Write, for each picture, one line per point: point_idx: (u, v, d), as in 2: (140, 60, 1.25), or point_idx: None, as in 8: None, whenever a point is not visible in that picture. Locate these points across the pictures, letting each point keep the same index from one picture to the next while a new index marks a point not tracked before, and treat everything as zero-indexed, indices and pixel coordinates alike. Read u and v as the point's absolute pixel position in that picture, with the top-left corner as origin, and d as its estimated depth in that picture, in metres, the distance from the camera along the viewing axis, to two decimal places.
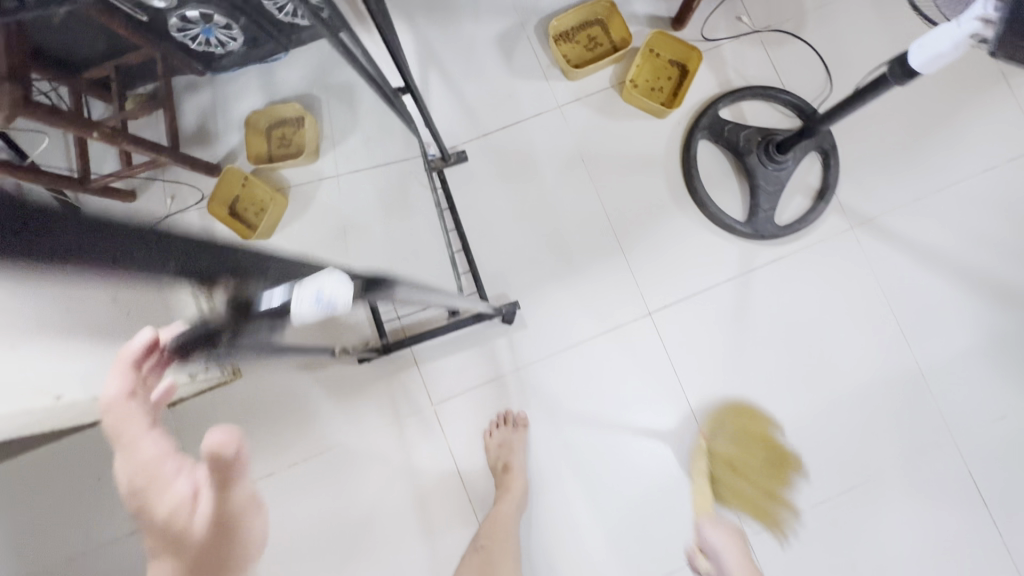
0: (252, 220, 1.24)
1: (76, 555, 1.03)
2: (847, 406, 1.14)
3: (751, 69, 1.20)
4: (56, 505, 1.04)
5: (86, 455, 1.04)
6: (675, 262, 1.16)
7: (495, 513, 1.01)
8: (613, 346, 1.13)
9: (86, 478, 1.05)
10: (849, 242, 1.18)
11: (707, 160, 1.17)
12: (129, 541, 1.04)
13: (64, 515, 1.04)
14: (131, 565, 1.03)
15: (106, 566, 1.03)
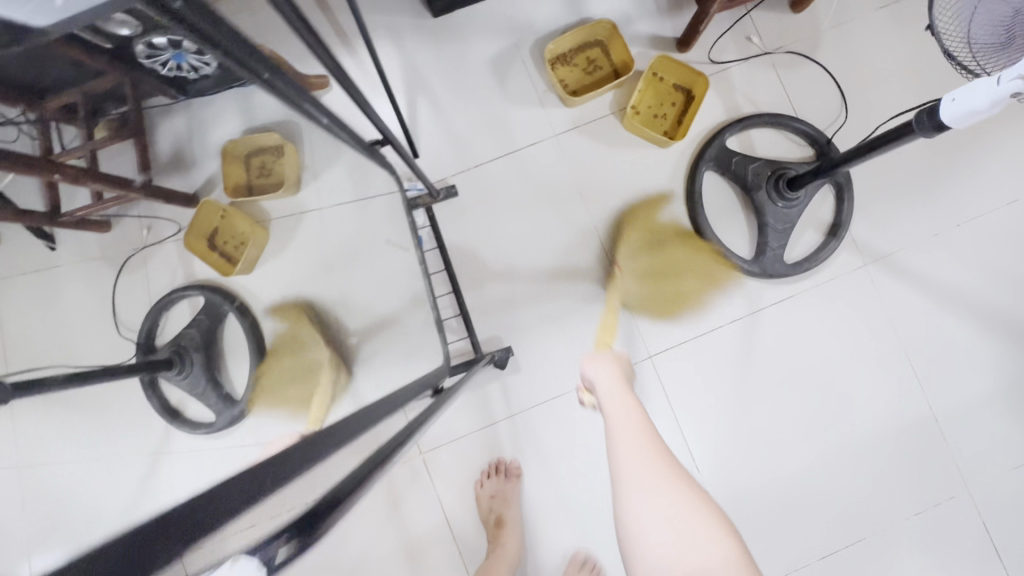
0: (232, 252, 1.21)
1: None
2: (857, 455, 1.09)
3: (761, 94, 1.13)
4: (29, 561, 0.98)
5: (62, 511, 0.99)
6: (678, 303, 1.09)
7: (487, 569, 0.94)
8: None
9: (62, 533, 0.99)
10: (863, 280, 1.11)
11: (713, 193, 1.10)
12: None
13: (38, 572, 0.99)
14: None
15: None
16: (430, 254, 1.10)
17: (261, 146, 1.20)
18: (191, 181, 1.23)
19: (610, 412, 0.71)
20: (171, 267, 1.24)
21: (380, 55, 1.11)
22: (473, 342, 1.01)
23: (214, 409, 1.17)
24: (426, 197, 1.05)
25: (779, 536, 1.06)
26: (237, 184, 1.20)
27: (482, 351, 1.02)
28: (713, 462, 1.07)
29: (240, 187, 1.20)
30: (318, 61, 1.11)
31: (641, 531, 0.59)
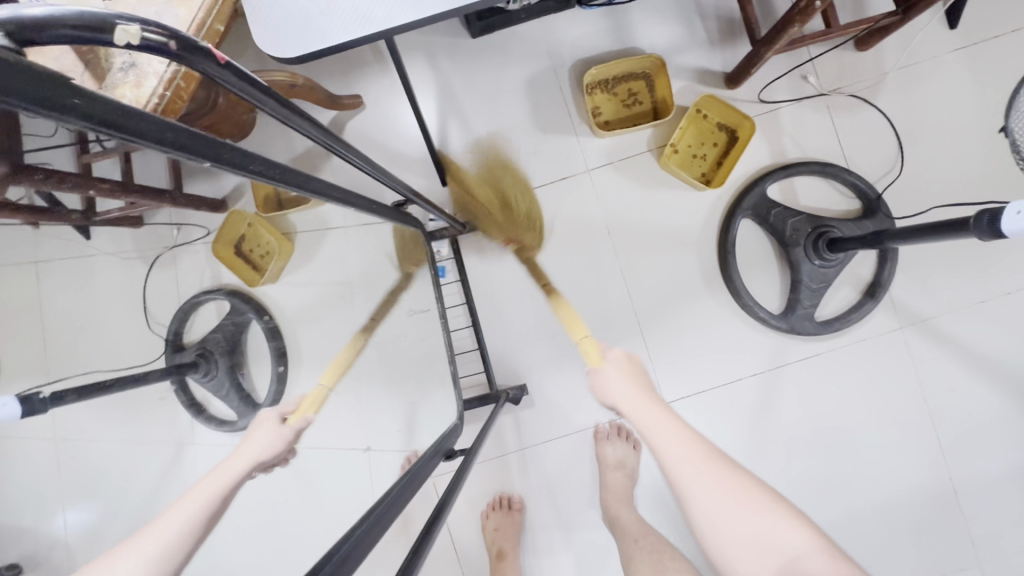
0: (256, 262, 1.26)
1: None
2: (867, 517, 1.08)
3: (811, 140, 1.06)
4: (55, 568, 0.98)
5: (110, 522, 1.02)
6: (699, 350, 1.07)
7: None
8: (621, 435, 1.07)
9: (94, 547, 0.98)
10: (897, 343, 1.07)
11: (747, 242, 1.07)
12: None
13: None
14: None
15: None
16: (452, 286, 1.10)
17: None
18: (221, 188, 1.27)
19: (631, 414, 0.58)
20: (200, 268, 1.25)
21: (415, 76, 1.09)
22: (489, 378, 1.02)
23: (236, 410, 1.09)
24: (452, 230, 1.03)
25: None
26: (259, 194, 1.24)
27: (497, 387, 1.02)
28: None
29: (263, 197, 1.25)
30: (352, 80, 1.09)
31: (714, 532, 0.47)
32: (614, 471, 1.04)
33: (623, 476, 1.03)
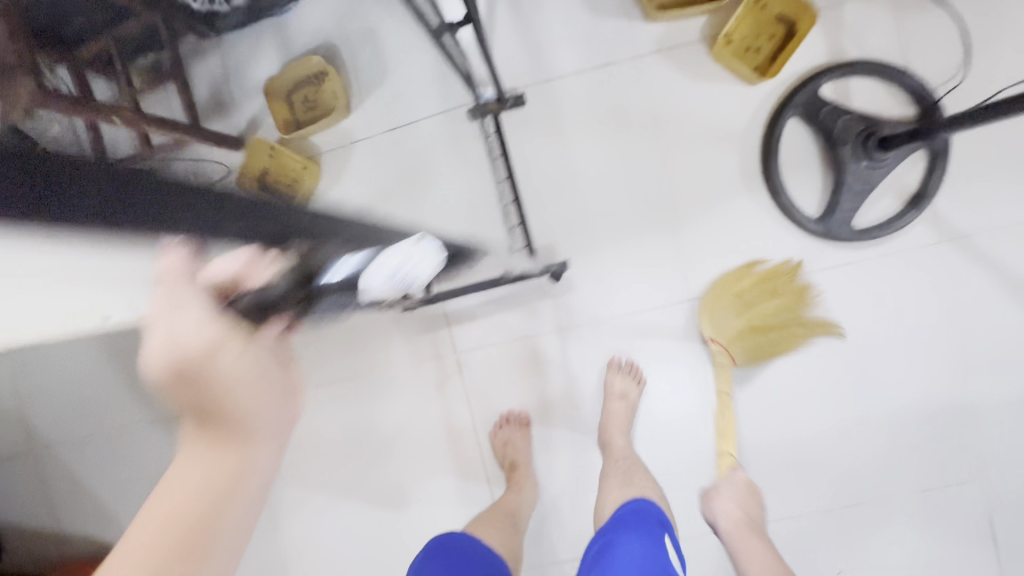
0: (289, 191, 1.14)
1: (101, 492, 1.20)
2: (876, 426, 1.10)
3: (873, 38, 1.02)
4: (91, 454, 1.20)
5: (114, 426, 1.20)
6: (727, 247, 1.08)
7: (499, 501, 1.07)
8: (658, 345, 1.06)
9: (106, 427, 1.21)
10: (931, 257, 1.06)
11: (791, 143, 1.05)
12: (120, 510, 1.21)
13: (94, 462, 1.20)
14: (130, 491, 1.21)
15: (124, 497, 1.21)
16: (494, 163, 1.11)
17: (301, 78, 1.15)
18: (237, 123, 1.19)
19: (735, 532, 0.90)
20: None
21: None
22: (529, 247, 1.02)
23: None
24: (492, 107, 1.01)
25: (779, 486, 1.12)
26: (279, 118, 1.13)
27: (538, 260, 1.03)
28: None
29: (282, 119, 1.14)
30: None
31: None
32: (618, 401, 1.07)
33: (626, 406, 1.06)
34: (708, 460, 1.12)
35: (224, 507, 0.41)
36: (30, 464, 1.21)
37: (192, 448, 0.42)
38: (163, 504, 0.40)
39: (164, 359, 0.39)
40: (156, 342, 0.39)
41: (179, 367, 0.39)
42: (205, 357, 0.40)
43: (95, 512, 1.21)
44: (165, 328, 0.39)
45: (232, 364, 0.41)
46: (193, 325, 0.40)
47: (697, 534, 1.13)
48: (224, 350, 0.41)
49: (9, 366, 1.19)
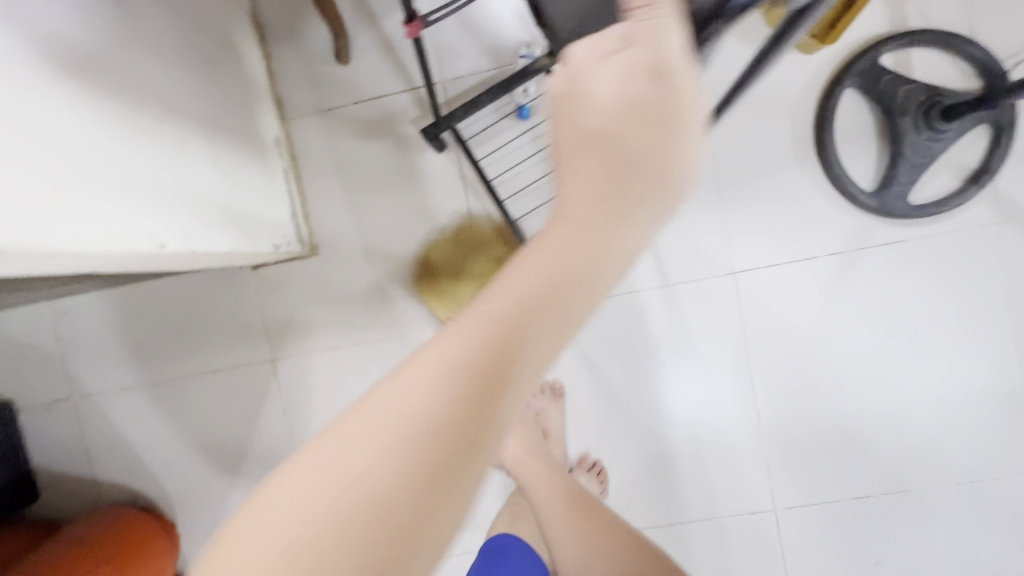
0: (323, 176, 1.14)
1: (133, 441, 1.22)
2: (922, 413, 1.06)
3: (938, 10, 0.99)
4: (125, 406, 1.22)
5: (144, 385, 1.21)
6: (773, 219, 1.05)
7: None
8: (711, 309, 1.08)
9: (136, 380, 1.22)
10: (990, 238, 1.02)
11: (847, 113, 1.02)
12: (149, 462, 1.23)
13: (127, 414, 1.22)
14: (159, 444, 1.22)
15: (151, 450, 1.22)
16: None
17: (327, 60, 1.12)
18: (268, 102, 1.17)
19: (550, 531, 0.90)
20: None
21: None
22: None
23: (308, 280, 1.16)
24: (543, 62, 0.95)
25: (818, 470, 1.08)
26: (307, 101, 1.12)
27: None
28: (772, 387, 1.08)
29: (308, 100, 1.12)
30: None
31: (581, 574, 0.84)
32: None
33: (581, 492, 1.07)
34: (743, 440, 1.09)
35: (591, 271, 0.37)
36: (67, 412, 1.23)
37: (581, 192, 0.39)
38: (551, 240, 0.38)
39: (589, 99, 0.40)
40: (590, 71, 0.40)
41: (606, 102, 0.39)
42: (626, 96, 0.39)
43: (125, 464, 1.23)
44: (599, 66, 0.40)
45: (652, 114, 0.38)
46: (629, 61, 0.39)
47: (730, 516, 1.10)
48: (646, 95, 0.39)
49: (51, 314, 1.21)
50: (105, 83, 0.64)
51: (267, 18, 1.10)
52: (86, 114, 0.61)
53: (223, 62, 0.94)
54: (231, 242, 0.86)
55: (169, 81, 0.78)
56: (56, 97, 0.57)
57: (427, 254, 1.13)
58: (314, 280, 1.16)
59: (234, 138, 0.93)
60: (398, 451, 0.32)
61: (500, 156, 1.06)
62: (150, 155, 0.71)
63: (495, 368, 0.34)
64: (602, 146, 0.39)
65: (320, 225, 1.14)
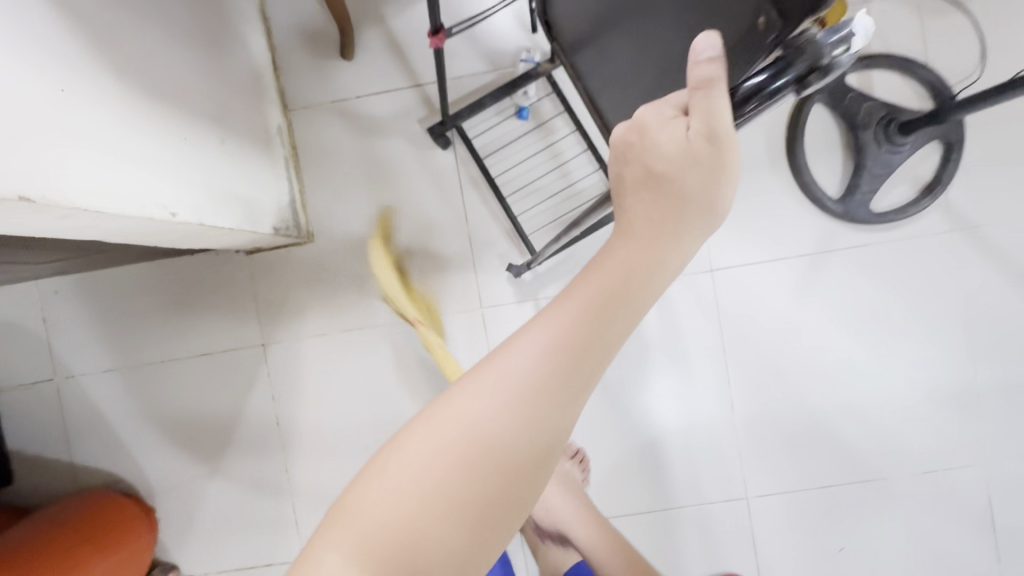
0: (323, 165, 1.16)
1: (117, 425, 1.21)
2: (883, 408, 1.14)
3: (895, 36, 1.09)
4: (110, 389, 1.21)
5: (131, 368, 1.21)
6: (749, 222, 1.13)
7: None
8: (699, 306, 1.14)
9: (125, 363, 1.21)
10: (943, 245, 1.11)
11: (817, 127, 1.11)
12: (131, 446, 1.22)
13: (112, 398, 1.21)
14: (144, 427, 1.21)
15: (134, 434, 1.22)
16: (556, 118, 1.11)
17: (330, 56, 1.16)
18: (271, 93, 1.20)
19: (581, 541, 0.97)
20: None
21: None
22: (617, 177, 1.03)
23: (305, 266, 1.17)
24: (544, 65, 1.02)
25: (789, 459, 1.14)
26: (309, 93, 1.16)
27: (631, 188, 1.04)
28: (747, 380, 1.15)
29: (310, 92, 1.16)
30: None
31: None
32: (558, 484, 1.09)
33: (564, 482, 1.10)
34: (720, 430, 1.15)
35: (650, 295, 0.44)
36: (48, 394, 1.21)
37: (641, 226, 0.44)
38: (616, 265, 0.43)
39: (657, 144, 0.44)
40: (655, 124, 0.45)
41: (670, 155, 0.44)
42: (684, 152, 0.43)
43: (106, 448, 1.22)
44: (665, 120, 0.45)
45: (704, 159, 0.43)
46: (688, 122, 0.44)
47: (707, 504, 1.15)
48: (702, 152, 0.43)
49: (38, 294, 1.20)
50: (116, 55, 0.67)
51: (274, 13, 1.14)
52: (100, 82, 0.63)
53: (231, 50, 0.98)
54: (235, 221, 0.89)
55: (178, 61, 0.81)
56: (73, 63, 0.60)
57: (421, 245, 1.16)
58: (309, 267, 1.17)
59: (239, 122, 0.96)
60: (496, 446, 0.39)
61: (502, 154, 1.12)
62: (162, 127, 0.74)
63: (571, 381, 0.41)
64: (660, 191, 0.44)
65: (317, 213, 1.17)
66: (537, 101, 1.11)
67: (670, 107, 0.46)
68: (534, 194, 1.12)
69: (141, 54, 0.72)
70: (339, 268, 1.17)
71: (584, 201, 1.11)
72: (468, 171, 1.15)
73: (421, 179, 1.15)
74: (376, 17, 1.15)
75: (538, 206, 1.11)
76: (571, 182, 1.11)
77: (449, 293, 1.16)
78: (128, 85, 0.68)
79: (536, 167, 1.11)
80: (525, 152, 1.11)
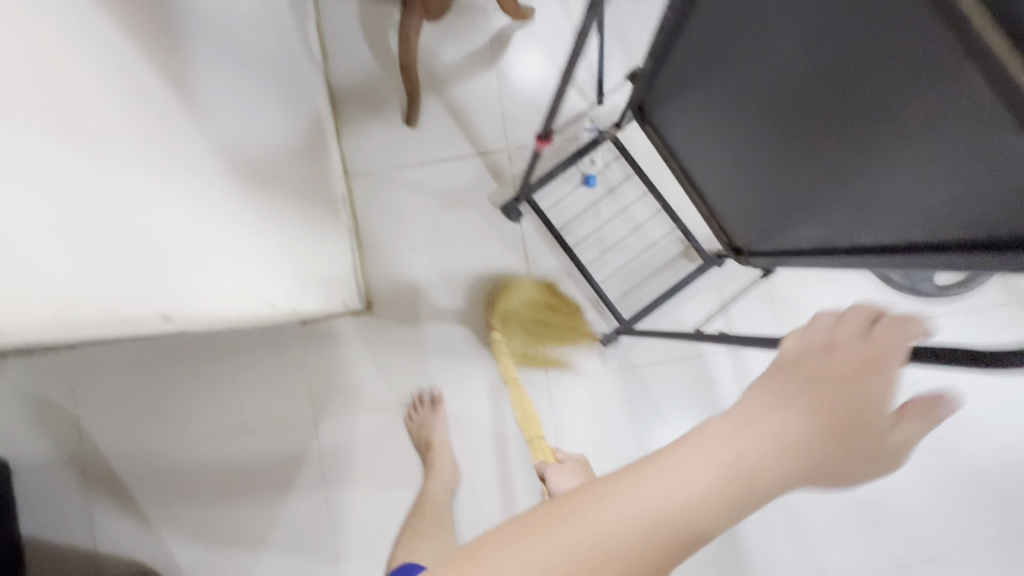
0: (384, 231, 1.14)
1: (148, 506, 1.12)
2: (952, 483, 1.12)
3: None
4: (143, 468, 1.12)
5: (166, 444, 1.13)
6: (816, 292, 1.13)
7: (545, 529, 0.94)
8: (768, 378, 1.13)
9: (160, 439, 1.13)
10: (1005, 318, 1.13)
11: None
12: (163, 530, 1.12)
13: (145, 476, 1.12)
14: (179, 509, 1.12)
15: (167, 517, 1.12)
16: (624, 183, 1.11)
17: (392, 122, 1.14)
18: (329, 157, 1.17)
19: None
20: None
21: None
22: (695, 242, 1.02)
23: (364, 334, 1.13)
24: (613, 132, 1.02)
25: (862, 537, 1.12)
26: (371, 159, 1.14)
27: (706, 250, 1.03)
28: None
29: (371, 158, 1.14)
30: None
31: None
32: None
33: None
34: (790, 506, 1.13)
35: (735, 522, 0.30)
36: (72, 473, 1.12)
37: (781, 436, 0.31)
38: (733, 458, 0.30)
39: (840, 369, 0.33)
40: (852, 347, 0.34)
41: (852, 401, 0.32)
42: (862, 407, 0.32)
43: (134, 534, 1.12)
44: (873, 353, 0.33)
45: (863, 431, 0.31)
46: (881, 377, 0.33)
47: None
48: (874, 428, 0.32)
49: (67, 365, 1.12)
50: (224, 145, 0.64)
51: (337, 80, 1.13)
52: (211, 179, 0.60)
53: (305, 121, 0.96)
54: (313, 301, 0.85)
55: (268, 139, 0.79)
56: (191, 152, 0.56)
57: (485, 315, 1.13)
58: (368, 336, 1.13)
59: (313, 193, 0.93)
60: None
61: (574, 222, 1.11)
62: (260, 213, 0.70)
63: None
64: (829, 439, 0.31)
65: (377, 281, 1.14)
66: (604, 166, 1.11)
67: (861, 321, 0.35)
68: (607, 260, 1.10)
69: (242, 135, 0.69)
70: (400, 335, 1.13)
71: (662, 263, 1.10)
72: (536, 239, 1.13)
73: (486, 249, 1.14)
74: (441, 85, 1.14)
75: (614, 272, 1.10)
76: (644, 246, 1.10)
77: (514, 364, 1.13)
78: (232, 166, 0.65)
79: (607, 233, 1.10)
80: (596, 219, 1.11)
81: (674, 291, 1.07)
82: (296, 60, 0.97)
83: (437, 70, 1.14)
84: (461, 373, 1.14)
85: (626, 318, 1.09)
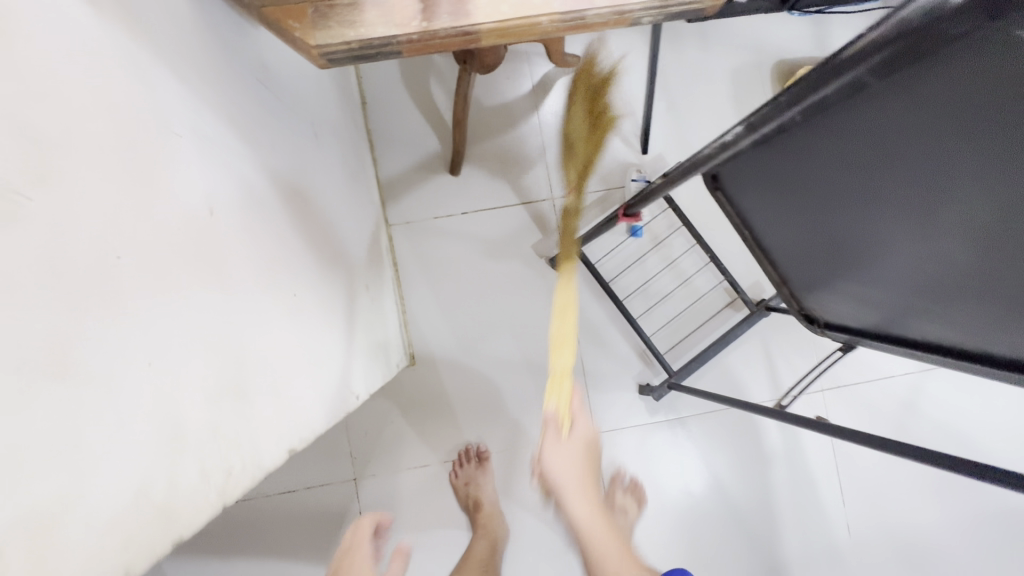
0: (426, 281, 1.11)
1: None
2: (991, 527, 1.14)
3: None
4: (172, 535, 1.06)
5: None
6: None
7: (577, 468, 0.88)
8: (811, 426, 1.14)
9: None
10: None
11: None
12: None
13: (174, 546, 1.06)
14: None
15: None
16: (669, 234, 1.11)
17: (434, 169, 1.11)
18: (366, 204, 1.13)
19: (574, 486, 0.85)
20: None
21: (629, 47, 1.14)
22: (745, 296, 1.03)
23: (408, 387, 1.10)
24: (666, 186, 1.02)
25: None
26: (413, 207, 1.11)
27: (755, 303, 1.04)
28: (861, 500, 1.14)
29: (413, 206, 1.11)
30: (571, 42, 1.14)
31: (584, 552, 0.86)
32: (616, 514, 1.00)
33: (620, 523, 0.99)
34: (836, 554, 1.13)
35: None
36: None
37: None
38: None
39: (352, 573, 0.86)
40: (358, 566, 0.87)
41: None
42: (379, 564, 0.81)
43: None
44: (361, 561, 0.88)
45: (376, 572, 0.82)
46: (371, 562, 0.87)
47: None
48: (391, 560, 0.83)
49: None
50: (309, 232, 0.61)
51: (377, 126, 1.09)
52: (302, 277, 0.57)
53: (356, 175, 0.93)
54: (374, 372, 0.82)
55: (335, 209, 0.75)
56: (288, 247, 0.53)
57: (531, 367, 1.11)
58: (411, 390, 1.10)
59: (366, 253, 0.90)
60: None
61: (620, 273, 1.10)
62: (337, 296, 0.67)
63: None
64: None
65: (420, 333, 1.10)
66: (651, 217, 1.11)
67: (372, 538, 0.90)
68: (654, 311, 1.10)
69: (319, 214, 0.66)
70: (445, 389, 1.10)
71: (711, 314, 1.11)
72: (582, 289, 1.12)
73: (533, 299, 1.12)
74: (485, 131, 1.12)
75: (660, 323, 1.10)
76: (690, 299, 1.11)
77: None
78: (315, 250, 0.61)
79: (654, 284, 1.10)
80: (643, 271, 1.11)
81: (722, 344, 1.07)
82: (345, 112, 0.93)
83: (480, 116, 1.12)
84: (506, 426, 1.11)
85: (675, 370, 1.08)
